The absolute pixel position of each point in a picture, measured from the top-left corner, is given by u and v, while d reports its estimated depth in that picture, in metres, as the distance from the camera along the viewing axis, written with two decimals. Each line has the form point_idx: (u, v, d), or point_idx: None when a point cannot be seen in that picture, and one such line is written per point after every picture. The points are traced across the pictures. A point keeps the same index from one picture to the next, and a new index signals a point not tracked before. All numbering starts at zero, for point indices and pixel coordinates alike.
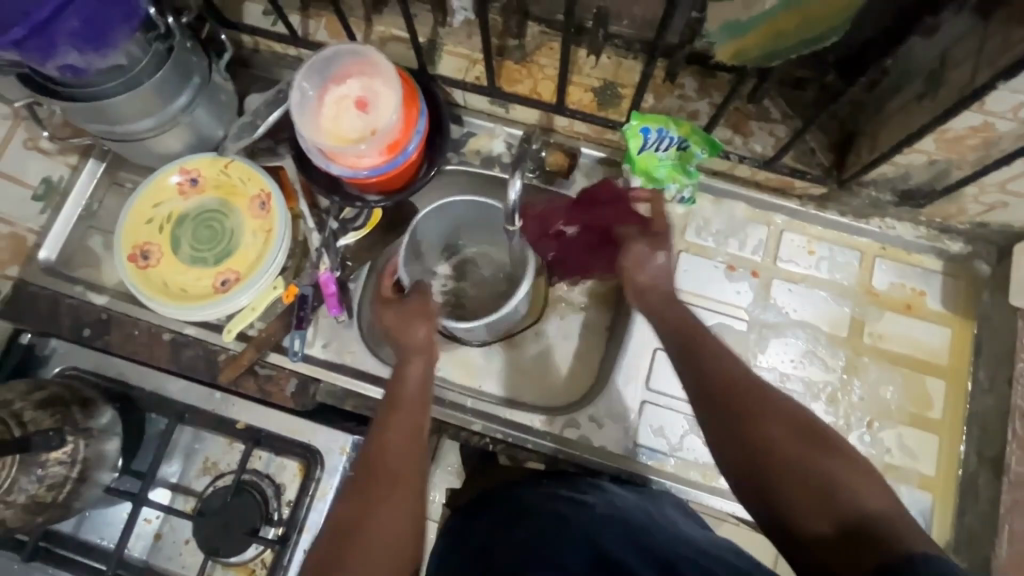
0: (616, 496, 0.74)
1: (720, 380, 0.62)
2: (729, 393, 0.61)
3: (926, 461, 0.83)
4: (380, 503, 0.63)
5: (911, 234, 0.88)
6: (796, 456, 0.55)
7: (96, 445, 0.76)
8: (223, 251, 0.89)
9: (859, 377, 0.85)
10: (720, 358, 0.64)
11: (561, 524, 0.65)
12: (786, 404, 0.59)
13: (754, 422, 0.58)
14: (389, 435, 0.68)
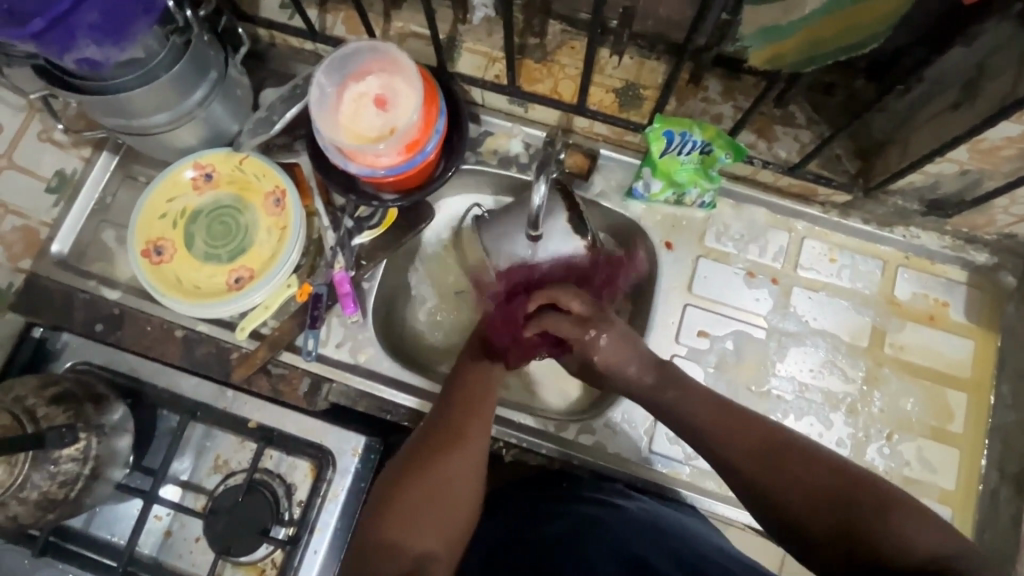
0: (638, 500, 0.73)
1: (747, 438, 0.65)
2: (752, 450, 0.64)
3: (946, 475, 0.81)
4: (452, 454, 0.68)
5: (936, 243, 0.87)
6: (833, 506, 0.58)
7: (108, 442, 0.76)
8: (237, 247, 0.88)
9: (879, 388, 0.84)
10: (739, 415, 0.67)
11: (591, 523, 0.65)
12: (810, 456, 0.62)
13: (784, 476, 0.61)
14: (472, 402, 0.73)
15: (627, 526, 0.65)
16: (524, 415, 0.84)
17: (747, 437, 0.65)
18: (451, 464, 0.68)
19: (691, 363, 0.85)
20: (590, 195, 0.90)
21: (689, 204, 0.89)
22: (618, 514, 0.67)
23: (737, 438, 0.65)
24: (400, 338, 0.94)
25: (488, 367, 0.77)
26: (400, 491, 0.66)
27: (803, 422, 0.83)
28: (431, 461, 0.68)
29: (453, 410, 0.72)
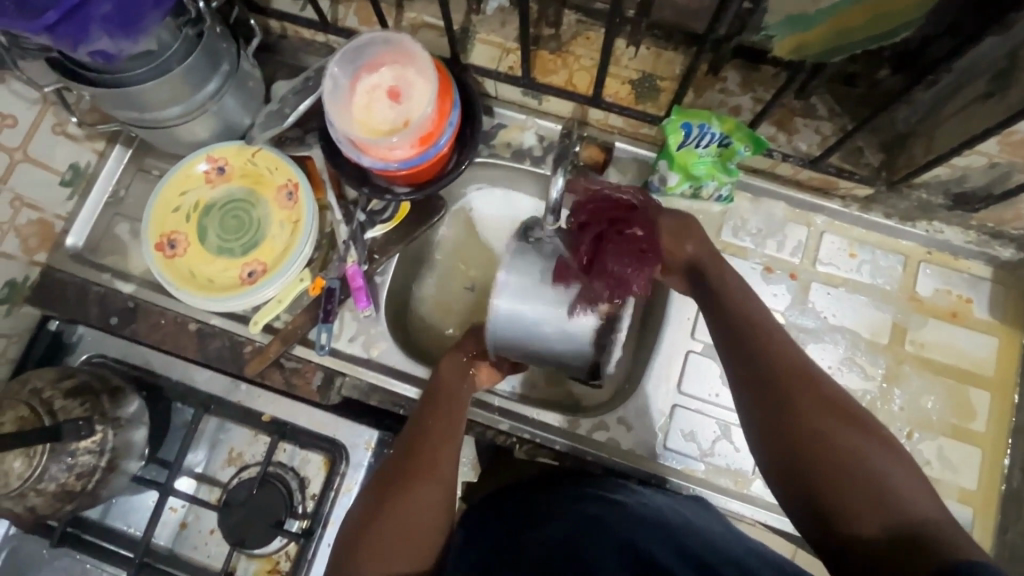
0: (645, 496, 0.72)
1: (769, 366, 0.62)
2: (777, 370, 0.61)
3: (967, 474, 0.80)
4: (417, 489, 0.69)
5: (959, 238, 0.85)
6: (843, 445, 0.56)
7: (124, 435, 0.76)
8: (250, 241, 0.88)
9: (900, 386, 0.82)
10: (772, 332, 0.64)
11: (594, 525, 0.63)
12: (829, 391, 0.60)
13: (797, 404, 0.59)
14: (436, 436, 0.73)
15: (633, 524, 0.63)
16: (537, 410, 0.84)
17: (773, 355, 0.62)
18: (418, 500, 0.69)
19: (706, 359, 0.85)
20: None
21: (706, 197, 0.87)
22: (625, 513, 0.66)
23: (767, 354, 0.62)
24: (412, 333, 0.94)
25: (455, 398, 0.77)
26: (371, 524, 0.68)
27: None
28: (398, 497, 0.69)
29: (422, 433, 0.73)
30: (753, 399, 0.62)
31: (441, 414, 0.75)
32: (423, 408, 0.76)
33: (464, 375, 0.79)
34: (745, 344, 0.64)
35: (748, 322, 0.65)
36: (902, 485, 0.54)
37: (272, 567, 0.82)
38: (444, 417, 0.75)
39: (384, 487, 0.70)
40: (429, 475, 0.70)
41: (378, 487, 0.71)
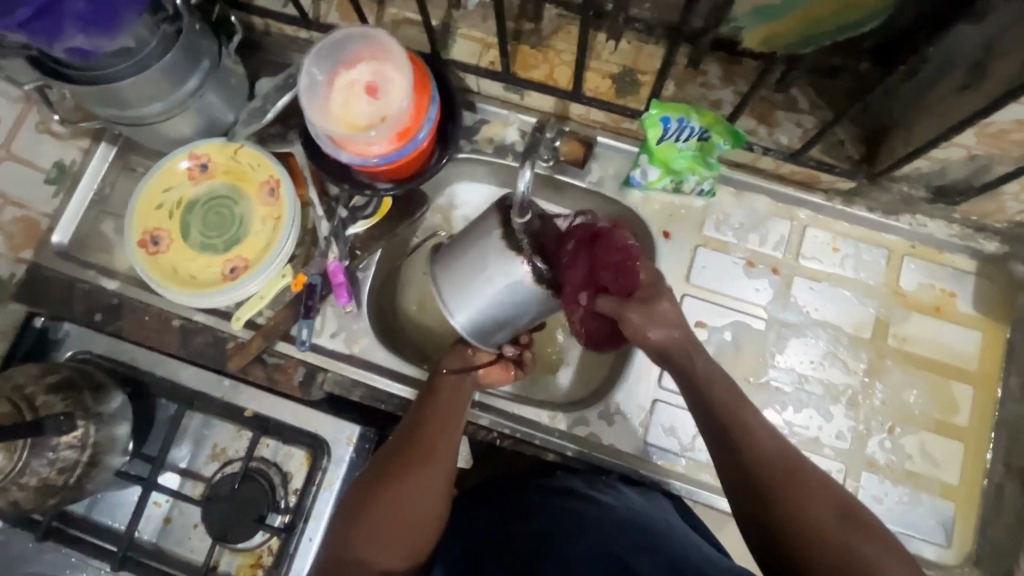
0: (621, 495, 0.72)
1: (758, 456, 0.61)
2: (761, 473, 0.60)
3: (949, 469, 0.80)
4: (410, 482, 0.70)
5: (944, 232, 0.84)
6: (829, 531, 0.56)
7: (106, 430, 0.77)
8: (232, 237, 0.88)
9: (882, 381, 0.82)
10: (757, 425, 0.63)
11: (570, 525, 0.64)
12: (820, 488, 0.59)
13: (785, 504, 0.58)
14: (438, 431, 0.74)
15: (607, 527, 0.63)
16: (518, 405, 0.84)
17: (760, 456, 0.61)
18: (411, 495, 0.69)
19: None
20: (587, 183, 0.89)
21: (688, 192, 0.87)
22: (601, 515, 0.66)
23: (750, 453, 0.61)
24: (396, 328, 0.94)
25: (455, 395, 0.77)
26: (358, 518, 0.68)
27: (802, 414, 0.81)
28: (390, 489, 0.69)
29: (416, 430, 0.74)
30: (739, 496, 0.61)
31: (442, 414, 0.76)
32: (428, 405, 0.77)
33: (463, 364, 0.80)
34: (731, 443, 0.62)
35: (735, 420, 0.63)
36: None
37: (255, 562, 0.82)
38: (446, 414, 0.76)
39: (376, 485, 0.70)
40: (425, 466, 0.71)
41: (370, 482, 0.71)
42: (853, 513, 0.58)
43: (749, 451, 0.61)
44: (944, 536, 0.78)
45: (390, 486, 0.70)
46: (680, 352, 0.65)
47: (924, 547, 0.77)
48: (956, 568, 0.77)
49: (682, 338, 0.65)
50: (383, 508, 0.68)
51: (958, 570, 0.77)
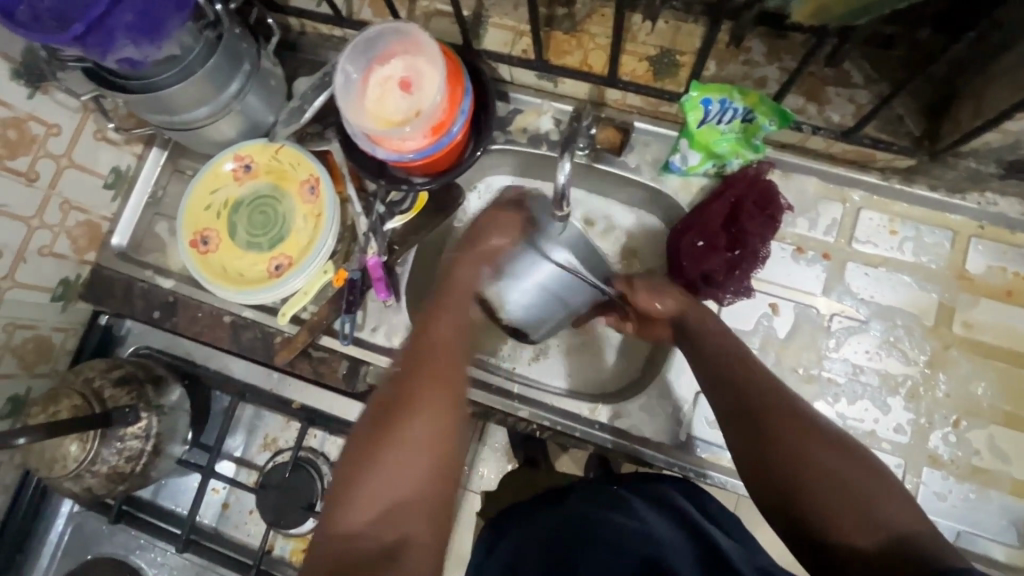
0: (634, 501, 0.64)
1: (752, 384, 0.60)
2: (779, 429, 0.56)
3: (1021, 465, 0.74)
4: (415, 415, 0.55)
5: (1016, 210, 0.78)
6: (821, 453, 0.54)
7: (167, 421, 0.81)
8: (276, 235, 0.90)
9: (944, 372, 0.77)
10: (760, 377, 0.60)
11: (577, 539, 0.58)
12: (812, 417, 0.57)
13: (747, 394, 0.59)
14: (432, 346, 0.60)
15: (603, 535, 0.57)
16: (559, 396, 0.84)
17: (770, 401, 0.58)
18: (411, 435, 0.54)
19: None
20: (625, 170, 0.86)
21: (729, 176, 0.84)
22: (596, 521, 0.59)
23: (774, 407, 0.57)
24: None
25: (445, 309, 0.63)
26: (357, 477, 0.53)
27: (857, 406, 0.78)
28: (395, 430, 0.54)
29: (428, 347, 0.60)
30: (750, 447, 0.57)
31: (434, 328, 0.62)
32: (413, 338, 0.61)
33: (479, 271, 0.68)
34: (720, 370, 0.62)
35: (724, 355, 0.63)
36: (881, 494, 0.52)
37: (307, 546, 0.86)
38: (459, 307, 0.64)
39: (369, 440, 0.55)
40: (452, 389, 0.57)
41: (363, 433, 0.56)
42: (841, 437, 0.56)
43: (729, 377, 0.61)
44: (1016, 536, 0.73)
45: (405, 411, 0.55)
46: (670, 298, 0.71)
47: (992, 547, 0.72)
48: None
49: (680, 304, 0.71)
50: (381, 461, 0.53)
51: None
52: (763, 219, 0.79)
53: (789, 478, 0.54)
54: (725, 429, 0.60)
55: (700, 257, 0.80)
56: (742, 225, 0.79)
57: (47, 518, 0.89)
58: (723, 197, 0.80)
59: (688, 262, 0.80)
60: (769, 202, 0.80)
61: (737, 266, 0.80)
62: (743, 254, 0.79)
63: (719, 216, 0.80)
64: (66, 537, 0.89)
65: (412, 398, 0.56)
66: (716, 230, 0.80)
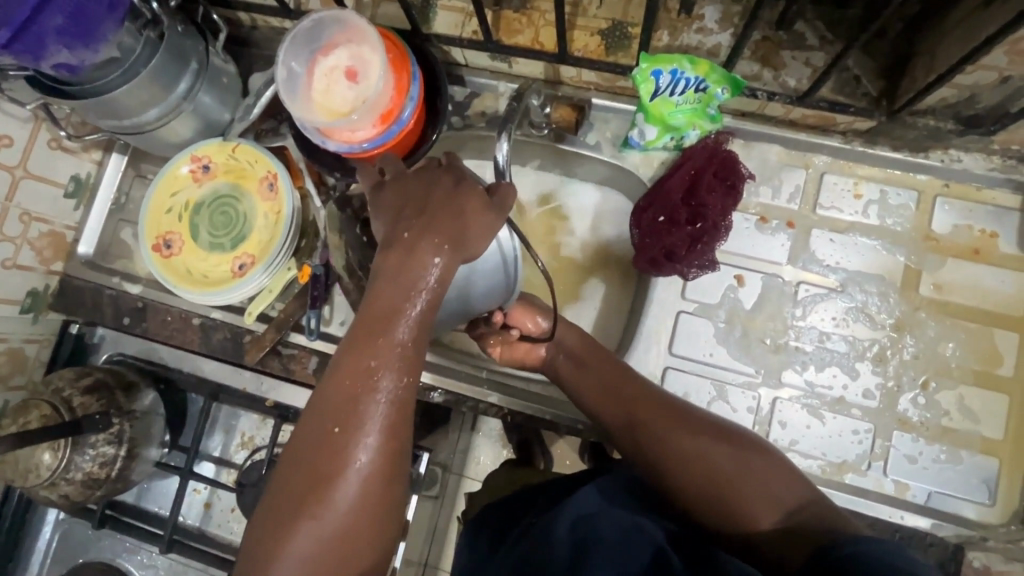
0: (594, 495, 0.60)
1: (637, 400, 0.65)
2: (661, 444, 0.60)
3: (991, 424, 0.74)
4: (337, 485, 0.49)
5: (981, 166, 0.76)
6: (712, 454, 0.58)
7: (140, 425, 0.82)
8: (238, 235, 0.90)
9: (911, 335, 0.77)
10: (638, 392, 0.66)
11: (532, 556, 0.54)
12: (696, 419, 0.62)
13: (637, 407, 0.64)
14: (367, 365, 0.51)
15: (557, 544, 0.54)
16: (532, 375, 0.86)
17: (655, 419, 0.62)
18: (347, 475, 0.49)
19: (699, 319, 0.81)
20: (585, 148, 0.85)
21: None
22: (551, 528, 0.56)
23: (654, 419, 0.63)
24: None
25: (386, 328, 0.52)
26: (281, 524, 0.48)
27: (825, 372, 0.77)
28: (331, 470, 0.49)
29: (336, 387, 0.51)
30: (642, 464, 0.62)
31: (372, 342, 0.51)
32: (353, 333, 0.52)
33: (411, 259, 0.52)
34: (608, 387, 0.67)
35: (610, 373, 0.68)
36: (773, 474, 0.57)
37: None
38: (392, 322, 0.52)
39: (300, 474, 0.49)
40: (372, 435, 0.50)
41: (291, 464, 0.50)
42: (729, 430, 0.61)
43: (618, 395, 0.66)
44: (987, 494, 0.72)
45: (320, 482, 0.49)
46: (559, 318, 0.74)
47: (962, 506, 0.72)
48: (1000, 527, 0.71)
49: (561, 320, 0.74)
50: (319, 502, 0.48)
51: (1003, 530, 0.71)
52: (723, 190, 0.79)
53: (690, 479, 0.58)
54: (626, 447, 0.64)
55: (661, 233, 0.79)
56: (700, 199, 0.79)
57: (33, 527, 0.90)
58: (677, 172, 0.79)
59: (643, 240, 0.80)
60: (730, 172, 0.79)
61: (699, 239, 0.78)
62: (704, 228, 0.78)
63: (676, 189, 0.79)
64: (54, 544, 0.90)
65: (348, 413, 0.50)
66: (672, 203, 0.79)
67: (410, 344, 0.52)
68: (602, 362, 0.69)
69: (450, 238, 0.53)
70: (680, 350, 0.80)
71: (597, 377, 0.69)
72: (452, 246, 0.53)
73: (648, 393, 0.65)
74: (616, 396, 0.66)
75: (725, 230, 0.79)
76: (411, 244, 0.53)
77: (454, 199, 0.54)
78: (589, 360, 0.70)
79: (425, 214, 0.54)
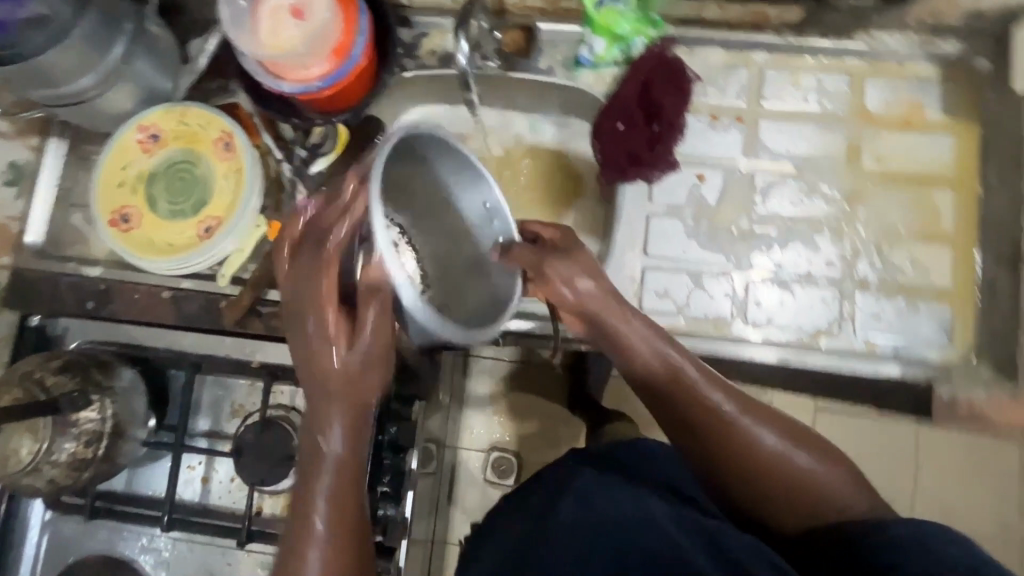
0: (589, 481, 0.61)
1: (710, 406, 0.62)
2: (717, 452, 0.61)
3: (940, 273, 0.80)
4: (310, 550, 0.58)
5: (900, 43, 0.83)
6: (777, 460, 0.60)
7: (123, 402, 0.79)
8: (199, 200, 0.87)
9: (862, 206, 0.82)
10: (715, 394, 0.62)
11: (532, 541, 0.57)
12: (767, 416, 0.62)
13: (701, 406, 0.62)
14: (317, 441, 0.60)
15: (558, 535, 0.55)
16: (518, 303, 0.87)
17: (709, 431, 0.61)
18: (314, 527, 0.58)
19: (668, 219, 0.84)
20: (538, 74, 0.87)
21: None
22: (554, 520, 0.57)
23: (715, 434, 0.61)
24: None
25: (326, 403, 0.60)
26: (291, 560, 0.58)
27: (790, 251, 0.82)
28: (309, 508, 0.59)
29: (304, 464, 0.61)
30: (700, 463, 0.63)
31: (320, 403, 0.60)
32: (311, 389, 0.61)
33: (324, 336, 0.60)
34: (675, 398, 0.63)
35: (676, 378, 0.63)
36: (829, 478, 0.60)
37: None
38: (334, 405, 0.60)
39: (288, 538, 0.59)
40: (331, 499, 0.59)
41: (287, 533, 0.60)
42: (796, 429, 0.63)
43: (687, 395, 0.62)
44: (946, 335, 0.78)
45: (297, 547, 0.58)
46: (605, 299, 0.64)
47: (925, 350, 0.78)
48: (961, 362, 0.77)
49: (612, 306, 0.64)
50: (300, 564, 0.57)
51: (963, 364, 0.77)
52: (675, 90, 0.82)
53: (749, 481, 0.60)
54: (681, 445, 0.64)
55: (624, 140, 0.82)
56: (655, 102, 0.82)
57: (18, 532, 0.85)
58: (627, 81, 0.82)
59: (610, 153, 0.83)
60: (679, 74, 0.82)
61: (659, 141, 0.82)
62: (662, 129, 0.82)
63: (630, 97, 0.81)
64: (43, 547, 0.85)
65: (311, 479, 0.60)
66: (629, 111, 0.82)
67: (354, 411, 0.60)
68: (669, 365, 0.63)
69: (336, 320, 0.59)
70: (654, 250, 0.83)
71: (664, 381, 0.63)
72: (342, 315, 0.60)
73: (724, 392, 0.63)
74: (677, 402, 0.63)
75: (680, 130, 0.83)
76: (313, 322, 0.60)
77: (314, 260, 0.59)
78: (651, 363, 0.64)
79: (302, 310, 0.60)
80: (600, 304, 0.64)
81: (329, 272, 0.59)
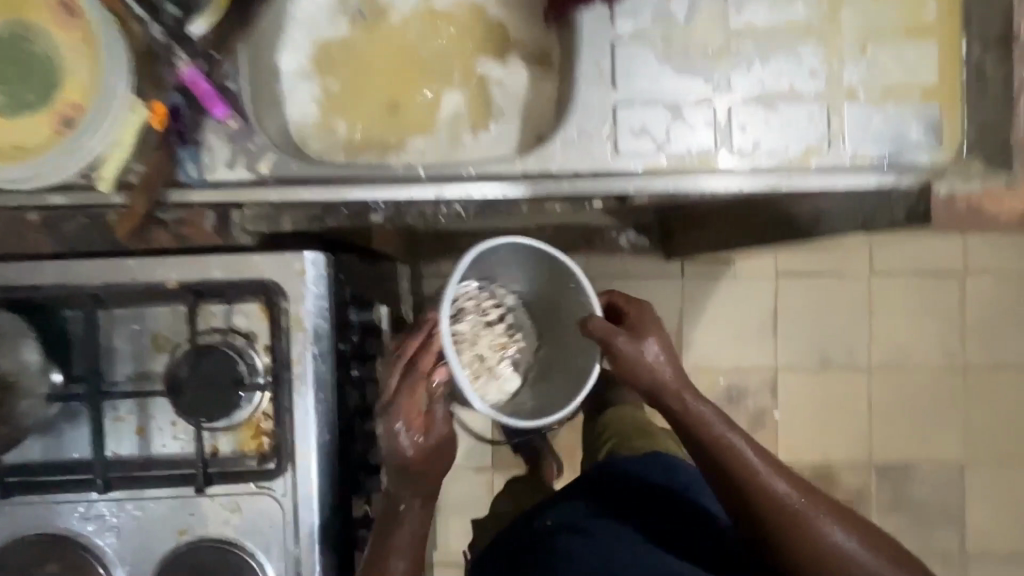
0: (628, 533, 0.95)
1: (738, 465, 0.81)
2: (747, 489, 0.81)
3: (927, 69, 0.74)
4: (406, 519, 0.77)
5: None
6: (803, 511, 0.80)
7: (12, 350, 0.69)
8: (46, 86, 0.65)
9: (844, 4, 0.74)
10: (734, 447, 0.81)
11: (551, 550, 0.95)
12: (790, 475, 0.83)
13: (736, 462, 0.81)
14: (406, 486, 0.77)
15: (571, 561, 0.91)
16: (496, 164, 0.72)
17: (737, 478, 0.81)
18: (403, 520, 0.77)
19: (636, 45, 0.73)
20: None
21: None
22: (557, 546, 0.95)
23: (750, 485, 0.81)
24: (312, 148, 0.82)
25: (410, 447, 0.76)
26: (381, 545, 0.76)
27: (771, 64, 0.73)
28: (392, 525, 0.77)
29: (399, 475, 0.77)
30: (734, 492, 0.82)
31: (412, 428, 0.76)
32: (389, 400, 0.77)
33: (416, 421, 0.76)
34: (701, 436, 0.82)
35: (700, 424, 0.82)
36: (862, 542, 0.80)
37: (256, 432, 0.74)
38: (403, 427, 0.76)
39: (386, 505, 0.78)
40: (417, 502, 0.78)
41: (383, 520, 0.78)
42: (818, 492, 0.83)
43: (727, 462, 0.81)
44: (937, 136, 0.73)
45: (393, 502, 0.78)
46: (653, 374, 0.82)
47: (916, 154, 0.73)
48: (952, 161, 0.73)
49: (662, 386, 0.82)
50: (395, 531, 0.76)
51: (955, 163, 0.73)
52: None
53: (780, 527, 0.80)
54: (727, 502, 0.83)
55: None
56: None
57: None
58: None
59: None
60: None
61: None
62: None
63: None
64: None
65: (404, 482, 0.77)
66: None
67: (431, 446, 0.77)
68: (712, 435, 0.82)
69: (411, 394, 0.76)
70: (624, 83, 0.73)
71: (692, 428, 0.82)
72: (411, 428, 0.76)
73: (744, 445, 0.82)
74: (716, 452, 0.81)
75: None
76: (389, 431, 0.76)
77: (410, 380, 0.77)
78: (685, 400, 0.83)
79: (405, 386, 0.77)
80: (655, 382, 0.82)
81: (415, 390, 0.76)
